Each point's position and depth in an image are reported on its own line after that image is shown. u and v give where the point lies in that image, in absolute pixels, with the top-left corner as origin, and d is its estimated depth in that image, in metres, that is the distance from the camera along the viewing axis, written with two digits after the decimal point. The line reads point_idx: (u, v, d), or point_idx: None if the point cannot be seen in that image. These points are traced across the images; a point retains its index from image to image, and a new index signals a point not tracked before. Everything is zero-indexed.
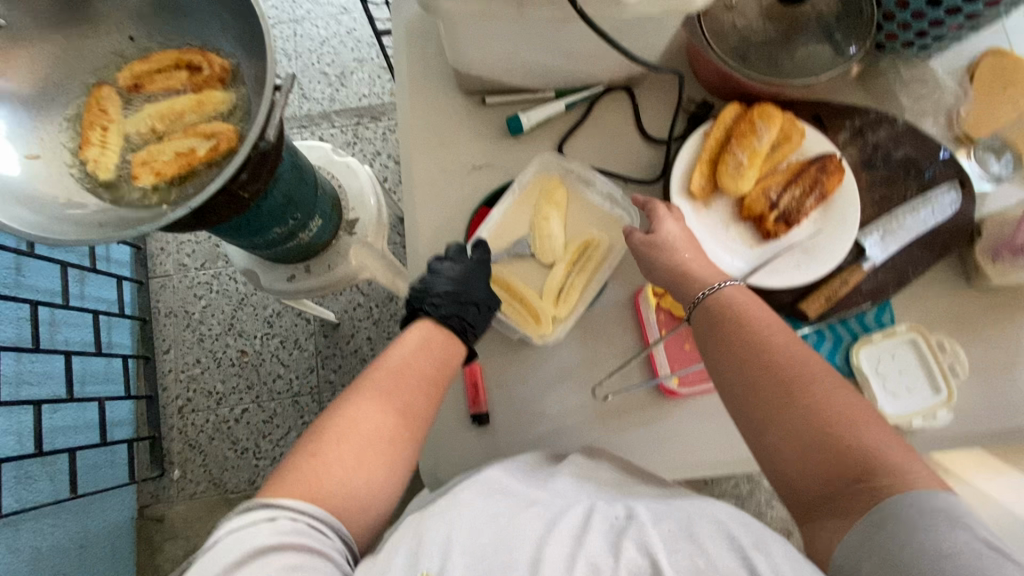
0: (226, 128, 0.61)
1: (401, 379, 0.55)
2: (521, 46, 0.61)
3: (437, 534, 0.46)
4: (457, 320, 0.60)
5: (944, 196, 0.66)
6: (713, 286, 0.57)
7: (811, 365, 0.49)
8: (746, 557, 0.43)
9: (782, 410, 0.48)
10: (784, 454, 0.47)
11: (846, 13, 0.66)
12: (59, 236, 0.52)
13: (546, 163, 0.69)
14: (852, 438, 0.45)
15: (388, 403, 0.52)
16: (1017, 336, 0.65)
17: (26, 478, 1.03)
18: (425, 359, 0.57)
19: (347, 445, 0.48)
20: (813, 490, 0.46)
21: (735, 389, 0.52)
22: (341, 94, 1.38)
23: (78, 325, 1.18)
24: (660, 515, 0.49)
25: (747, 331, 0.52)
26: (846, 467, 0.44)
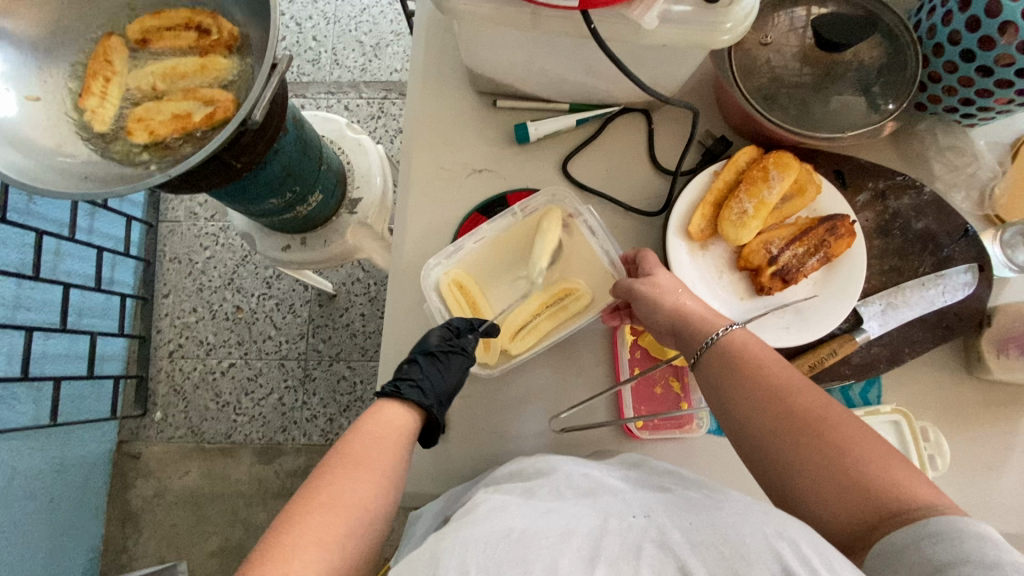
0: (225, 96, 0.60)
1: (363, 450, 0.49)
2: (537, 56, 0.58)
3: (449, 553, 0.38)
4: (395, 387, 0.57)
5: (960, 276, 0.63)
6: (722, 329, 0.52)
7: (831, 407, 0.45)
8: (773, 542, 0.36)
9: (804, 457, 0.43)
10: (813, 503, 0.42)
11: (888, 68, 0.62)
12: (44, 184, 0.51)
13: (558, 196, 0.66)
14: (880, 479, 0.40)
15: (352, 478, 0.46)
16: (1007, 434, 0.62)
17: (11, 399, 1.02)
18: (378, 427, 0.52)
19: (310, 535, 0.42)
20: (850, 536, 0.41)
21: (750, 441, 0.47)
22: (373, 65, 1.36)
23: (82, 258, 1.18)
24: (675, 511, 0.42)
25: (757, 374, 0.48)
26: (880, 508, 0.40)
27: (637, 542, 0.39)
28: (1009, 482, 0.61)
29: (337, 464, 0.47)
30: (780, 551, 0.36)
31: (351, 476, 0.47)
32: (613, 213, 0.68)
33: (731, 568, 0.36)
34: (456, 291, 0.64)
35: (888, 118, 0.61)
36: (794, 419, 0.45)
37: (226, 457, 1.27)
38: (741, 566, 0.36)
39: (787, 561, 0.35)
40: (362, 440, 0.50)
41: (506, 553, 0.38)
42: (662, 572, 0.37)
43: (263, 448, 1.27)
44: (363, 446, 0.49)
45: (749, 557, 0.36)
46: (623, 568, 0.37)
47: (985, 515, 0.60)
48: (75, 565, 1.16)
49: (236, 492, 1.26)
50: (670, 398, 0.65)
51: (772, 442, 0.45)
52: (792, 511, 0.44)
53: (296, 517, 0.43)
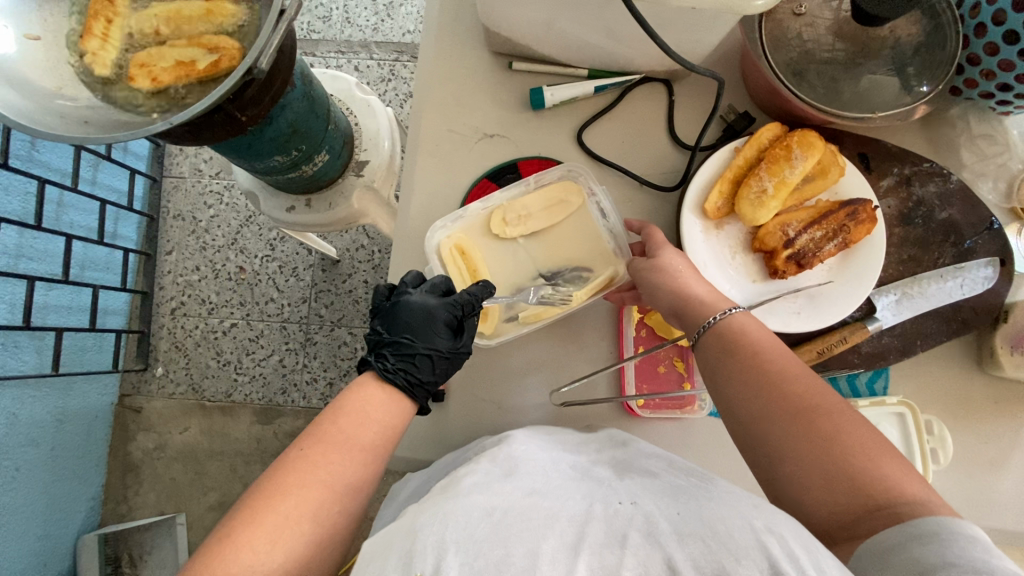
0: (231, 44, 0.58)
1: (340, 450, 0.48)
2: (560, 15, 0.55)
3: (428, 531, 0.37)
4: (404, 376, 0.56)
5: (980, 270, 0.62)
6: (724, 312, 0.51)
7: (829, 396, 0.44)
8: (762, 537, 0.35)
9: (795, 442, 0.42)
10: (799, 490, 0.42)
11: (926, 47, 0.59)
12: (44, 128, 0.50)
13: (571, 172, 0.64)
14: (873, 469, 0.40)
15: (321, 479, 0.46)
16: (1012, 432, 0.62)
17: (13, 347, 1.01)
18: (355, 426, 0.50)
19: (271, 535, 0.43)
20: (834, 526, 0.40)
21: (742, 424, 0.46)
22: (385, 25, 1.32)
23: (85, 210, 1.16)
24: (667, 500, 0.41)
25: (755, 359, 0.47)
26: (869, 494, 0.39)
27: (623, 530, 0.39)
28: (1010, 480, 0.61)
29: (308, 457, 0.47)
30: (768, 546, 0.34)
31: (318, 474, 0.46)
32: (627, 186, 0.66)
33: (718, 563, 0.34)
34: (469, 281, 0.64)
35: (920, 100, 0.59)
36: (788, 405, 0.44)
37: (225, 415, 1.28)
38: (727, 562, 0.34)
39: (775, 557, 0.33)
40: (339, 438, 0.49)
41: (488, 534, 0.37)
42: (646, 564, 0.36)
43: (263, 409, 1.28)
44: (340, 441, 0.49)
45: (737, 551, 0.35)
46: (606, 556, 0.36)
47: (983, 510, 0.60)
48: (77, 513, 1.18)
49: (236, 450, 1.28)
50: (673, 377, 0.65)
51: (765, 425, 0.44)
52: (776, 495, 0.44)
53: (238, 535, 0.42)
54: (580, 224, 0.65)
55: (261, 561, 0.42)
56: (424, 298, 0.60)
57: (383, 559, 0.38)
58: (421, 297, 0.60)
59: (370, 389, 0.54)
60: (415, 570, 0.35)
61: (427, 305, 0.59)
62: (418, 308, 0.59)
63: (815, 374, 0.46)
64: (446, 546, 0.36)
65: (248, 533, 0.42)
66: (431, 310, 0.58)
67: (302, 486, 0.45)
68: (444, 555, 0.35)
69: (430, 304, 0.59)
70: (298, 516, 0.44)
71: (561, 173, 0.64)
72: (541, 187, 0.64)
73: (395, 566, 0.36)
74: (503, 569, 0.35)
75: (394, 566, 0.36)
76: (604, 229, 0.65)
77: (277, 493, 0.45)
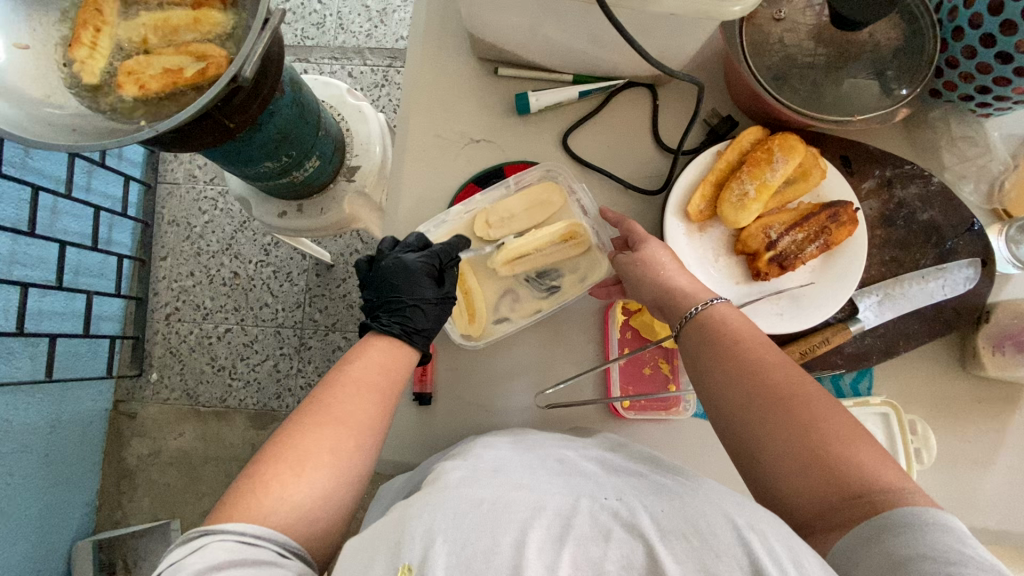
0: (218, 52, 0.58)
1: (348, 392, 0.50)
2: (543, 21, 0.55)
3: (417, 521, 0.38)
4: (400, 326, 0.58)
5: (962, 271, 0.62)
6: (704, 303, 0.51)
7: (808, 385, 0.44)
8: (743, 533, 0.35)
9: (773, 433, 0.43)
10: (777, 479, 0.42)
11: (904, 51, 0.59)
12: (32, 136, 0.50)
13: (551, 172, 0.66)
14: (850, 459, 0.40)
15: (334, 416, 0.48)
16: (996, 431, 0.62)
17: (6, 353, 1.01)
18: (359, 369, 0.53)
19: (295, 468, 0.44)
20: (811, 515, 0.40)
21: (723, 416, 0.46)
22: (379, 32, 1.33)
23: (79, 216, 1.16)
24: (652, 497, 0.41)
25: (734, 349, 0.48)
26: (845, 483, 0.39)
27: (608, 524, 0.38)
28: (993, 480, 0.61)
29: (322, 401, 0.49)
30: (749, 543, 0.34)
31: (330, 414, 0.48)
32: (612, 190, 0.67)
33: (699, 560, 0.35)
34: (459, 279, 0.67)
35: (900, 103, 0.60)
36: (767, 395, 0.44)
37: (220, 420, 1.28)
38: (710, 561, 0.34)
39: (756, 554, 0.34)
40: (349, 380, 0.51)
41: (476, 523, 0.37)
42: (630, 557, 0.36)
43: (257, 414, 1.28)
44: (348, 386, 0.51)
45: (718, 548, 0.35)
46: (591, 549, 0.37)
47: (967, 510, 0.60)
48: (71, 519, 1.18)
49: (231, 455, 1.28)
50: (659, 379, 0.65)
51: (745, 416, 0.45)
52: (756, 484, 0.44)
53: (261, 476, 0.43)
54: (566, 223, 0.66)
55: (290, 491, 0.43)
56: (403, 257, 0.62)
57: (370, 553, 0.38)
58: (400, 257, 0.62)
59: (371, 341, 0.57)
60: (404, 561, 0.36)
61: (405, 261, 0.61)
62: (397, 265, 0.61)
63: (795, 363, 0.46)
64: (433, 535, 0.37)
65: (267, 474, 0.43)
66: (416, 265, 0.60)
67: (318, 426, 0.47)
68: (432, 546, 0.36)
69: (409, 260, 0.61)
70: (313, 455, 0.45)
71: (541, 175, 0.66)
72: (521, 190, 0.65)
73: (384, 560, 0.37)
74: (489, 558, 0.35)
75: (383, 564, 0.37)
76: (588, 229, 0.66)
77: (299, 431, 0.47)
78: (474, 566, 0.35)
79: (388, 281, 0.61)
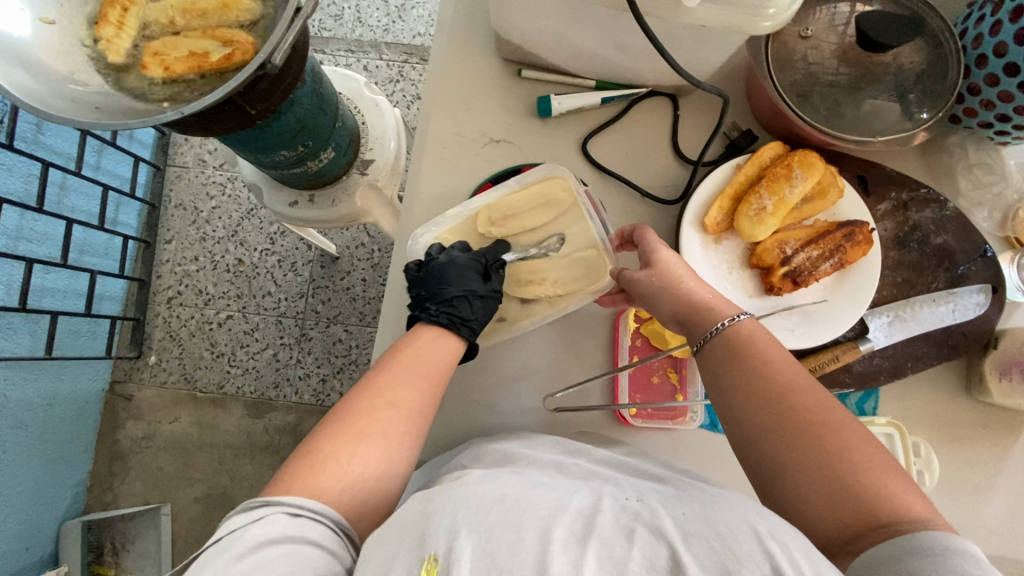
0: (246, 39, 0.58)
1: (404, 378, 0.50)
2: (571, 26, 0.56)
3: (442, 517, 0.38)
4: (448, 317, 0.57)
5: (973, 296, 0.63)
6: (729, 319, 0.52)
7: (833, 410, 0.44)
8: (764, 542, 0.35)
9: (798, 455, 0.43)
10: (799, 500, 0.42)
11: (926, 76, 0.60)
12: (55, 111, 0.50)
13: (558, 169, 0.64)
14: (874, 485, 0.40)
15: (387, 400, 0.49)
16: (999, 457, 0.62)
17: (7, 329, 1.01)
18: (416, 354, 0.53)
19: (353, 440, 0.46)
20: (833, 539, 0.41)
21: (745, 436, 0.47)
22: (396, 27, 1.33)
23: (88, 195, 1.16)
24: (673, 501, 0.41)
25: (760, 369, 0.48)
26: (869, 509, 0.40)
27: (631, 524, 0.38)
28: (994, 505, 0.61)
29: (382, 382, 0.50)
30: (771, 550, 0.35)
31: (384, 399, 0.49)
32: (629, 198, 0.67)
33: (721, 564, 0.34)
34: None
35: (921, 127, 0.60)
36: (793, 417, 0.44)
37: (216, 407, 1.28)
38: (731, 562, 0.34)
39: (777, 561, 0.34)
40: (407, 365, 0.52)
41: (499, 520, 0.37)
42: (652, 559, 0.35)
43: (254, 402, 1.27)
44: (410, 372, 0.51)
45: (740, 553, 0.35)
46: (614, 548, 0.36)
47: (968, 536, 0.60)
48: (61, 499, 1.17)
49: (225, 443, 1.27)
50: (667, 389, 0.65)
51: (769, 436, 0.45)
52: (777, 505, 0.44)
53: (320, 449, 0.45)
54: (570, 223, 0.65)
55: (347, 464, 0.45)
56: (452, 255, 0.61)
57: (392, 547, 0.38)
58: (450, 255, 0.61)
59: (421, 332, 0.56)
60: (429, 552, 0.36)
61: (456, 258, 0.60)
62: (447, 261, 0.60)
63: (820, 387, 0.47)
64: (459, 530, 0.37)
65: (330, 447, 0.45)
66: (461, 261, 0.60)
67: (377, 407, 0.48)
68: (457, 539, 0.36)
69: (458, 258, 0.60)
70: (370, 433, 0.47)
71: (547, 172, 0.64)
72: (525, 190, 0.64)
73: (407, 555, 0.37)
74: (515, 552, 0.35)
75: (408, 548, 0.37)
76: (597, 229, 0.64)
77: (361, 412, 0.48)
78: (500, 561, 0.35)
79: (428, 274, 0.60)
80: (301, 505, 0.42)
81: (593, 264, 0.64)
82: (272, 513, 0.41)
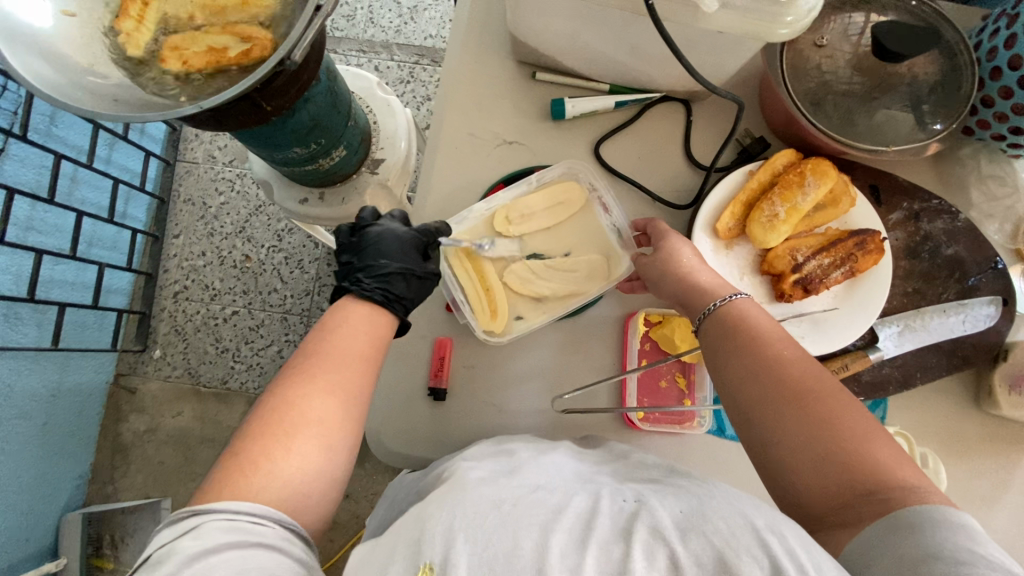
0: (264, 35, 0.59)
1: (332, 362, 0.48)
2: (586, 30, 0.56)
3: (437, 522, 0.38)
4: (382, 293, 0.55)
5: (983, 307, 0.63)
6: (724, 298, 0.52)
7: (825, 382, 0.44)
8: (762, 537, 0.35)
9: (789, 426, 0.43)
10: (791, 471, 0.42)
11: (941, 87, 0.60)
12: (72, 101, 0.50)
13: (572, 169, 0.66)
14: (866, 455, 0.40)
15: (319, 387, 0.46)
16: (1006, 469, 0.62)
17: (15, 319, 1.01)
18: (347, 334, 0.51)
19: (285, 442, 0.43)
20: (826, 510, 0.40)
21: (738, 409, 0.47)
22: (408, 28, 1.34)
23: (98, 187, 1.17)
24: (669, 497, 0.41)
25: (752, 343, 0.48)
26: (861, 479, 0.40)
27: (629, 525, 0.38)
28: (1002, 518, 0.61)
29: (303, 371, 0.47)
30: (769, 544, 0.34)
31: (316, 387, 0.46)
32: (640, 202, 0.67)
33: (720, 558, 0.35)
34: (472, 271, 0.65)
35: (934, 138, 0.60)
36: (785, 389, 0.44)
37: (220, 403, 1.28)
38: (729, 558, 0.34)
39: (776, 555, 0.34)
40: (333, 349, 0.49)
41: (497, 525, 0.38)
42: (652, 557, 0.36)
43: (258, 398, 1.27)
44: (336, 355, 0.49)
45: (738, 548, 0.35)
46: (612, 551, 0.36)
47: None
48: (62, 491, 1.17)
49: (227, 438, 1.27)
50: (674, 393, 0.65)
51: (760, 408, 0.45)
52: (769, 478, 0.44)
53: (244, 461, 0.42)
54: (582, 222, 0.67)
55: (285, 469, 0.42)
56: (391, 226, 0.60)
57: (390, 555, 0.39)
58: (385, 224, 0.60)
59: (352, 307, 0.53)
60: (425, 560, 0.36)
61: (393, 232, 0.59)
62: (390, 236, 0.59)
63: (814, 361, 0.47)
64: (455, 536, 0.37)
65: (255, 451, 0.43)
66: (401, 235, 0.59)
67: (306, 396, 0.45)
68: (453, 546, 0.36)
69: (397, 230, 0.60)
70: (298, 428, 0.44)
71: (562, 171, 0.66)
72: (543, 187, 0.65)
73: (405, 563, 0.37)
74: (513, 561, 0.35)
75: (405, 556, 0.37)
76: (607, 225, 0.67)
77: (286, 404, 0.45)
78: (496, 569, 0.35)
79: (369, 247, 0.59)
80: (235, 510, 0.39)
81: (608, 259, 0.66)
82: (205, 522, 0.38)
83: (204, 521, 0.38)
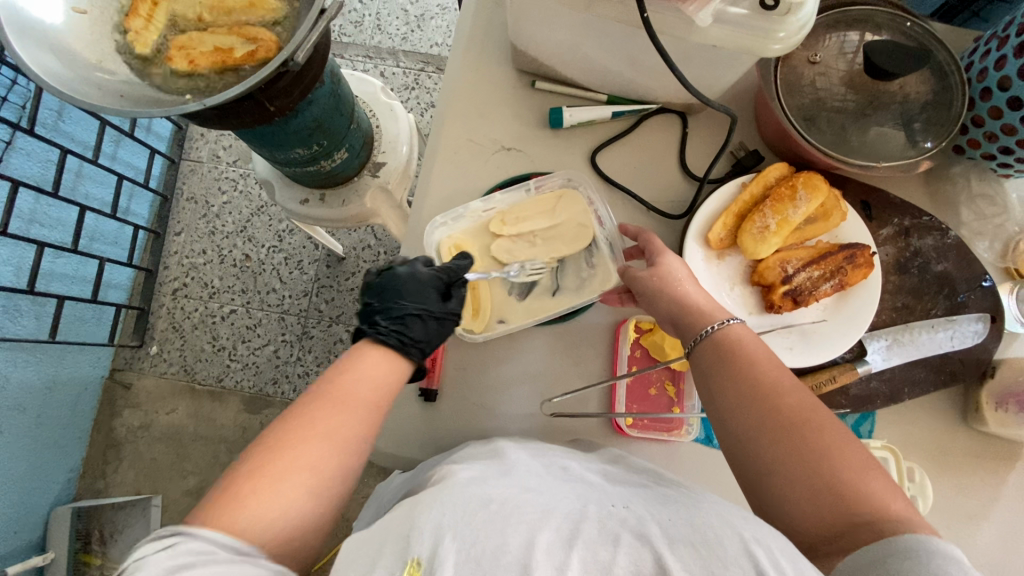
0: (270, 37, 0.60)
1: (333, 407, 0.47)
2: (584, 41, 0.57)
3: (426, 517, 0.39)
4: (397, 336, 0.55)
5: (971, 324, 0.63)
6: (721, 322, 0.53)
7: (818, 412, 0.45)
8: (749, 548, 0.35)
9: (784, 455, 0.44)
10: (785, 499, 0.43)
11: (932, 106, 0.61)
12: (80, 95, 0.51)
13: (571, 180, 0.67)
14: (858, 486, 0.41)
15: (318, 433, 0.45)
16: (993, 486, 0.62)
17: (13, 310, 1.02)
18: (354, 375, 0.51)
19: (272, 483, 0.42)
20: (818, 539, 0.41)
21: (732, 435, 0.47)
22: (414, 36, 1.36)
23: (102, 183, 1.18)
24: (658, 506, 0.41)
25: (747, 370, 0.49)
26: (853, 510, 0.40)
27: (616, 530, 0.38)
28: (988, 536, 0.61)
29: (310, 412, 0.46)
30: (756, 557, 0.35)
31: (312, 429, 0.45)
32: (635, 211, 0.68)
33: (707, 568, 0.35)
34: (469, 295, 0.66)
35: (924, 155, 0.61)
36: (780, 418, 0.45)
37: (214, 401, 1.28)
38: (716, 567, 0.35)
39: (762, 565, 0.34)
40: (337, 391, 0.48)
41: (484, 521, 0.38)
42: (638, 563, 0.36)
43: (252, 397, 1.27)
44: (340, 397, 0.48)
45: (725, 558, 0.35)
46: (600, 552, 0.37)
47: None
48: (53, 484, 1.17)
49: (220, 437, 1.27)
50: (664, 401, 0.66)
51: (755, 435, 0.46)
52: (762, 505, 0.45)
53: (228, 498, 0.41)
54: (576, 231, 0.66)
55: (265, 508, 0.41)
56: (412, 269, 0.61)
57: (375, 551, 0.38)
58: (410, 269, 0.61)
59: (367, 352, 0.53)
60: (413, 555, 0.36)
61: (415, 272, 0.60)
62: (408, 276, 0.60)
63: (807, 390, 0.47)
64: (443, 531, 0.37)
65: (244, 489, 0.41)
66: (421, 275, 0.60)
67: (303, 441, 0.44)
68: (441, 541, 0.36)
69: (420, 273, 0.61)
70: (294, 469, 0.43)
71: (562, 183, 0.67)
72: (539, 196, 0.66)
73: (391, 557, 0.37)
74: (499, 556, 0.36)
75: (393, 550, 0.38)
76: (602, 238, 0.66)
77: (282, 448, 0.44)
78: (483, 563, 0.35)
79: (388, 287, 0.60)
80: (210, 540, 0.37)
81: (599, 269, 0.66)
82: (183, 542, 0.36)
83: (181, 542, 0.36)
